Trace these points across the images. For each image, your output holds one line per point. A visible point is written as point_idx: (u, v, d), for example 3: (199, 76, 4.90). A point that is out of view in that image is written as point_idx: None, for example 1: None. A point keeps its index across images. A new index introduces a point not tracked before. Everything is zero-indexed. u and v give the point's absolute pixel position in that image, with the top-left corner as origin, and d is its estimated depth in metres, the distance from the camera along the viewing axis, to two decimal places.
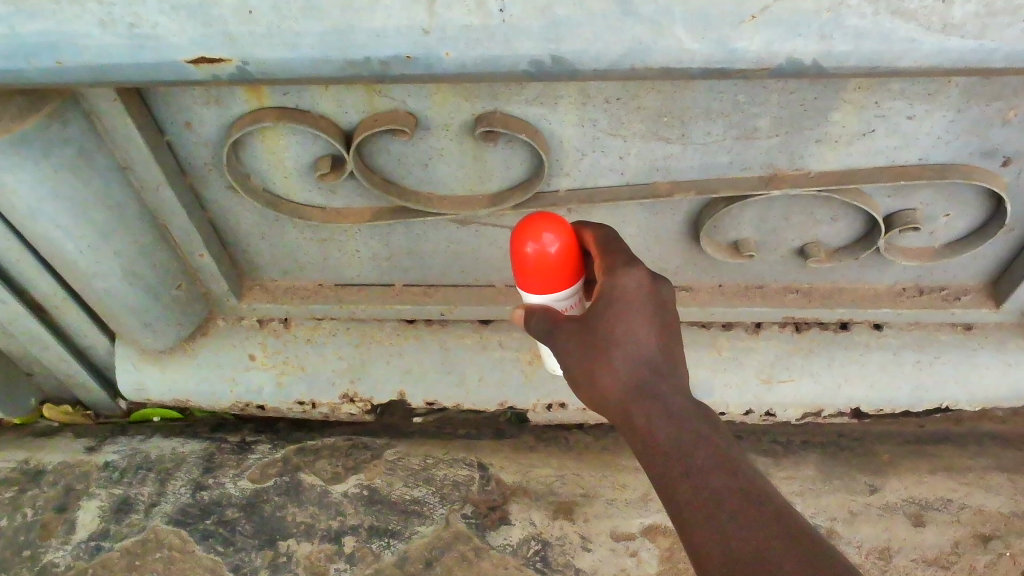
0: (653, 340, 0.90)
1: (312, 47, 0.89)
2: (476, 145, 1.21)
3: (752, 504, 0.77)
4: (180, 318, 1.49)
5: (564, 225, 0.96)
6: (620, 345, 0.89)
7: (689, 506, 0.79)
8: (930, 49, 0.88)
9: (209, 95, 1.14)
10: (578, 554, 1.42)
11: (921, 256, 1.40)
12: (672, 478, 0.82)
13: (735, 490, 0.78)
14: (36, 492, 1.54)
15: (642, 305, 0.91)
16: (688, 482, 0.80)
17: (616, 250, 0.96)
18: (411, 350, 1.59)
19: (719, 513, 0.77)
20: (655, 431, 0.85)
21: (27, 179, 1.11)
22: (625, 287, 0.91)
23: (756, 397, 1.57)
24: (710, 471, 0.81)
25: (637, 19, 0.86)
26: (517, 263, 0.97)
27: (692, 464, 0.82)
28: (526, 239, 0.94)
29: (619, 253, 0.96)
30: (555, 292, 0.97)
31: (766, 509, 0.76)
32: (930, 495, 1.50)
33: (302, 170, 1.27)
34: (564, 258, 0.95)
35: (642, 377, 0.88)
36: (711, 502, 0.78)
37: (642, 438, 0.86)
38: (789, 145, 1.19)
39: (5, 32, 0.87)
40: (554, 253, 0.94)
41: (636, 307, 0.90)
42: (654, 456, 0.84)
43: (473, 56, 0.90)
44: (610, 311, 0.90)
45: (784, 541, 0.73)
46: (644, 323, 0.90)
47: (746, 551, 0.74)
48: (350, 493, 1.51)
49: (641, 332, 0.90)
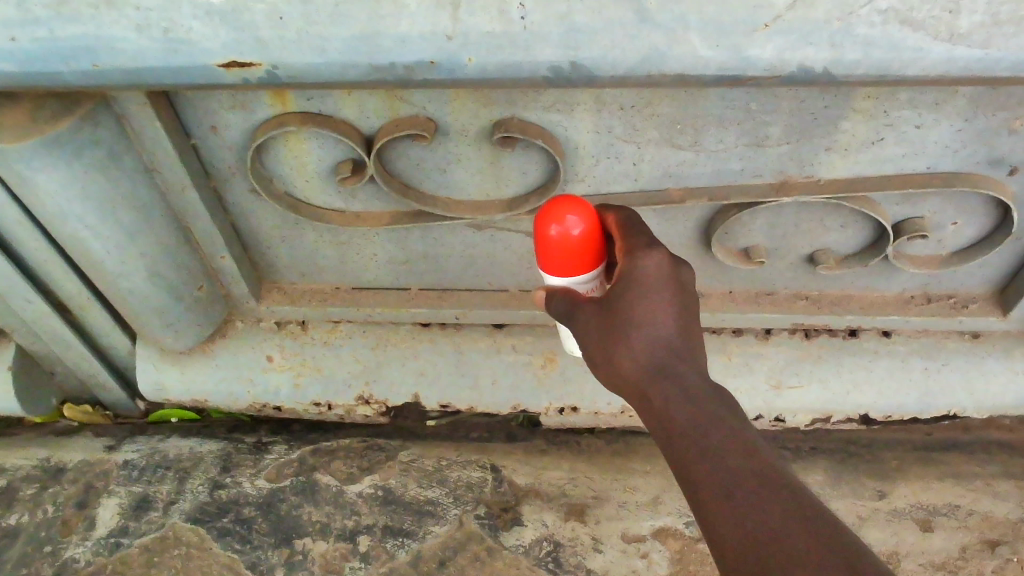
0: (673, 323, 0.92)
1: (339, 51, 0.92)
2: (494, 151, 1.24)
3: (768, 485, 0.80)
4: (200, 319, 1.53)
5: (587, 209, 0.99)
6: (640, 326, 0.91)
7: (705, 488, 0.82)
8: (937, 58, 0.90)
9: (235, 100, 1.17)
10: (590, 555, 1.44)
11: (929, 264, 1.43)
12: (689, 459, 0.84)
13: (751, 473, 0.81)
14: (57, 489, 1.57)
15: (663, 288, 0.93)
16: (704, 463, 0.83)
17: (637, 235, 0.99)
18: (425, 353, 1.62)
19: (734, 494, 0.80)
20: (673, 412, 0.88)
21: (59, 179, 1.15)
22: (645, 269, 0.93)
23: (766, 402, 1.59)
24: (726, 453, 0.83)
25: (653, 26, 0.89)
26: (541, 247, 1.00)
27: (709, 445, 0.84)
28: (550, 222, 0.98)
29: (640, 237, 0.99)
30: (578, 275, 1.00)
31: (782, 490, 0.79)
32: (938, 501, 1.51)
33: (323, 174, 1.30)
34: (587, 241, 0.98)
35: (661, 358, 0.91)
36: (727, 483, 0.81)
37: (660, 419, 0.89)
38: (800, 153, 1.22)
39: (45, 36, 0.91)
40: (577, 236, 0.98)
41: (656, 289, 0.92)
42: (672, 437, 0.87)
43: (494, 62, 0.93)
44: (630, 293, 0.92)
45: (800, 522, 0.76)
46: (664, 305, 0.92)
47: (761, 532, 0.76)
48: (365, 493, 1.54)
49: (661, 315, 0.92)
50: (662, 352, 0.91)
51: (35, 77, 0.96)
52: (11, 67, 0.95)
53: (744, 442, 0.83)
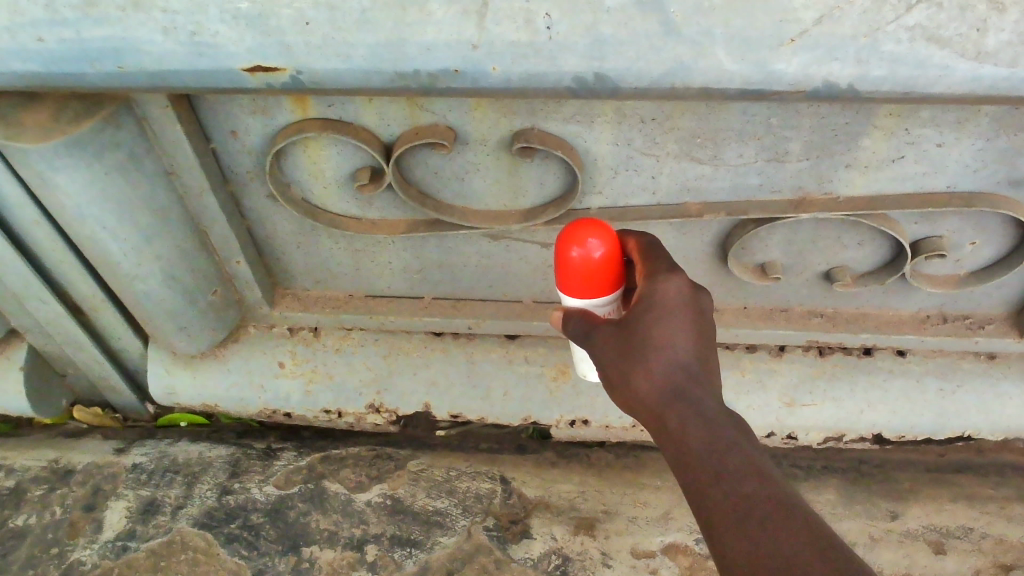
0: (691, 346, 0.91)
1: (364, 58, 0.92)
2: (512, 161, 1.24)
3: (783, 513, 0.78)
4: (213, 324, 1.52)
5: (609, 232, 0.99)
6: (657, 349, 0.91)
7: (719, 512, 0.80)
8: (963, 76, 0.90)
9: (256, 105, 1.18)
10: (599, 569, 1.43)
11: (946, 284, 1.42)
12: (702, 483, 0.83)
13: (766, 500, 0.80)
14: (65, 491, 1.57)
15: (681, 312, 0.92)
16: (718, 487, 0.82)
17: (658, 259, 0.99)
18: (438, 362, 1.61)
19: (748, 522, 0.78)
20: (688, 435, 0.86)
21: (79, 180, 1.15)
22: (664, 293, 0.93)
23: (778, 419, 1.58)
24: (741, 478, 0.82)
25: (679, 39, 0.89)
26: (560, 268, 1.00)
27: (724, 470, 0.83)
28: (571, 245, 0.98)
29: (661, 262, 0.99)
30: (595, 298, 1.00)
31: (798, 518, 0.77)
32: (951, 523, 1.50)
33: (341, 181, 1.30)
34: (608, 264, 0.98)
35: (678, 381, 0.89)
36: (741, 509, 0.79)
37: (675, 442, 0.87)
38: (819, 169, 1.22)
39: (71, 37, 0.92)
40: (598, 258, 0.97)
41: (674, 313, 0.92)
42: (687, 461, 0.86)
43: (519, 72, 0.93)
44: (648, 316, 0.92)
45: (814, 553, 0.74)
46: (682, 328, 0.92)
47: (775, 561, 0.75)
48: (373, 502, 1.53)
49: (679, 338, 0.91)
50: (679, 375, 0.90)
51: (60, 77, 0.97)
52: (37, 67, 0.95)
53: (761, 469, 0.82)
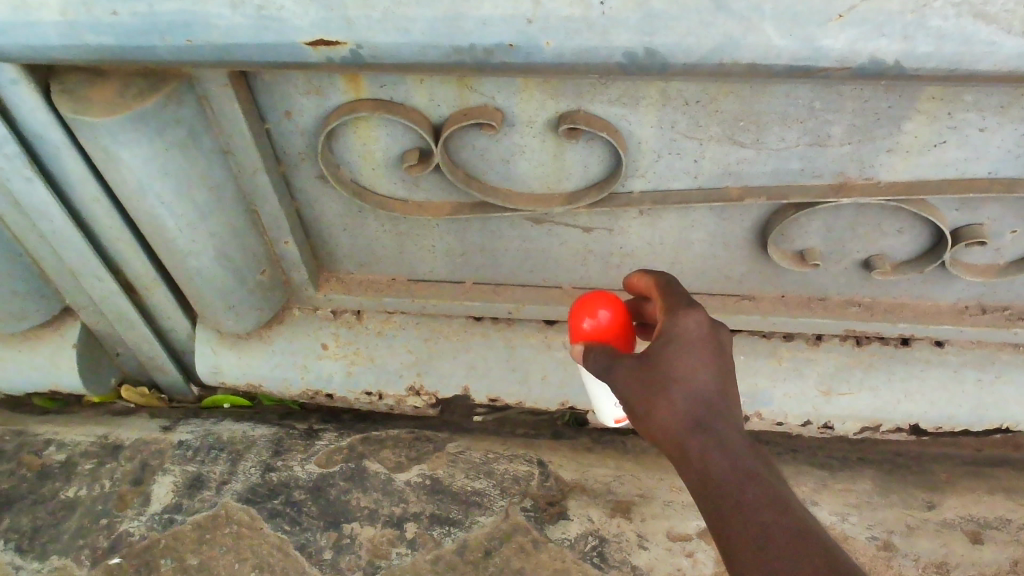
0: (711, 379, 0.92)
1: (422, 32, 0.96)
2: (558, 143, 1.27)
3: (804, 540, 0.79)
4: (260, 304, 1.56)
5: (613, 300, 1.06)
6: (678, 382, 0.91)
7: (741, 542, 0.81)
8: (1009, 52, 0.91)
9: (311, 85, 1.22)
10: (635, 551, 1.44)
11: (985, 272, 1.43)
12: (726, 513, 0.84)
13: (787, 528, 0.81)
14: (114, 465, 1.61)
15: (702, 344, 0.93)
16: (741, 518, 0.83)
17: (676, 296, 1.00)
18: (477, 347, 1.64)
19: (769, 549, 0.79)
20: (710, 467, 0.87)
21: (141, 155, 1.19)
22: (685, 327, 0.94)
23: (815, 409, 1.59)
24: (763, 507, 0.83)
25: (728, 14, 0.91)
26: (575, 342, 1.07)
27: (744, 499, 0.84)
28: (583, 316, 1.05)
29: (678, 297, 0.99)
30: None
31: (818, 546, 0.78)
32: (988, 514, 1.49)
33: (390, 162, 1.34)
34: (617, 328, 1.05)
35: (699, 412, 0.90)
36: (763, 537, 0.80)
37: (698, 473, 0.87)
38: (860, 153, 1.23)
39: (144, 10, 0.97)
40: (607, 324, 1.04)
41: (694, 346, 0.92)
42: (710, 492, 0.86)
43: (572, 47, 0.96)
44: (669, 349, 0.92)
45: None
46: (702, 360, 0.92)
47: None
48: (413, 481, 1.56)
49: (699, 371, 0.91)
50: (700, 409, 0.90)
51: (132, 50, 1.01)
52: (111, 41, 1.00)
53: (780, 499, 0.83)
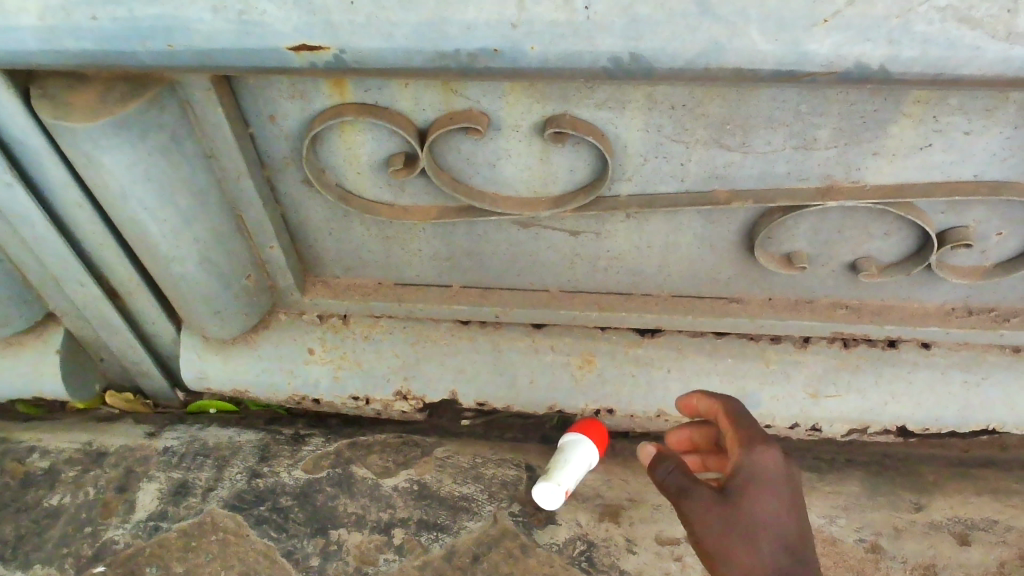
0: (789, 523, 0.94)
1: (406, 37, 0.95)
2: (545, 147, 1.26)
3: None
4: (246, 308, 1.55)
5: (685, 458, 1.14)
6: (764, 522, 0.93)
7: None
8: (994, 57, 0.91)
9: (294, 89, 1.21)
10: (624, 555, 1.44)
11: (971, 275, 1.44)
12: None
13: None
14: (98, 472, 1.60)
15: (780, 487, 0.97)
16: None
17: (748, 431, 1.06)
18: (465, 351, 1.63)
19: None
20: None
21: (123, 160, 1.18)
22: (764, 467, 0.99)
23: (803, 411, 1.59)
24: None
25: (714, 19, 0.91)
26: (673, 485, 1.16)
27: None
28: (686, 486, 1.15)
29: (751, 439, 1.05)
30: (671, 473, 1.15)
31: None
32: (975, 515, 1.50)
33: (375, 166, 1.33)
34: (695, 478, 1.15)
35: (784, 552, 0.91)
36: None
37: None
38: (847, 157, 1.23)
39: (124, 15, 0.95)
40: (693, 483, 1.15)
41: (774, 489, 0.96)
42: None
43: (557, 52, 0.95)
44: (750, 488, 0.96)
45: None
46: (782, 503, 0.96)
47: None
48: (400, 487, 1.55)
49: (778, 516, 0.94)
50: (785, 554, 0.91)
51: (112, 55, 1.00)
52: (91, 46, 0.99)
53: None
